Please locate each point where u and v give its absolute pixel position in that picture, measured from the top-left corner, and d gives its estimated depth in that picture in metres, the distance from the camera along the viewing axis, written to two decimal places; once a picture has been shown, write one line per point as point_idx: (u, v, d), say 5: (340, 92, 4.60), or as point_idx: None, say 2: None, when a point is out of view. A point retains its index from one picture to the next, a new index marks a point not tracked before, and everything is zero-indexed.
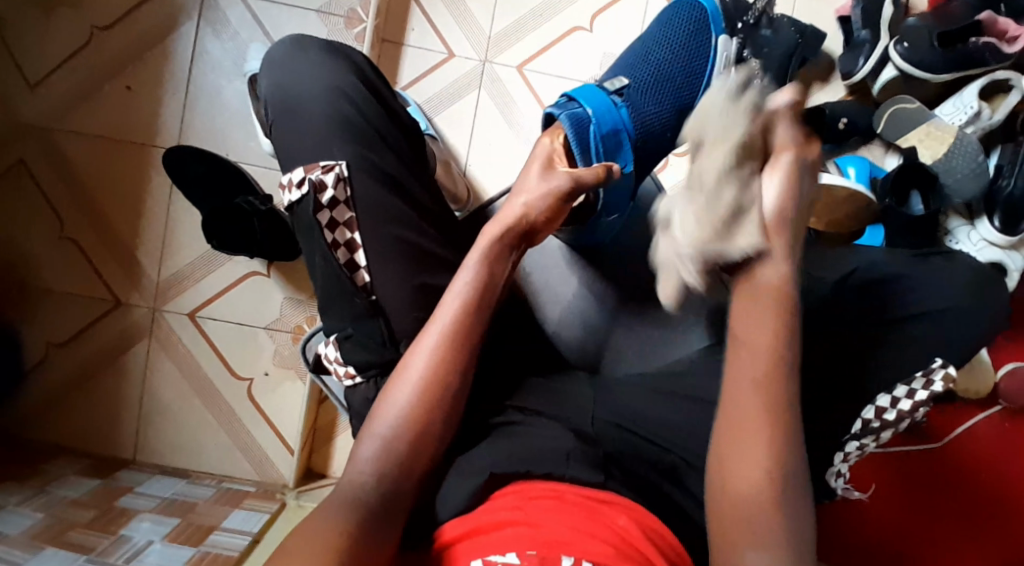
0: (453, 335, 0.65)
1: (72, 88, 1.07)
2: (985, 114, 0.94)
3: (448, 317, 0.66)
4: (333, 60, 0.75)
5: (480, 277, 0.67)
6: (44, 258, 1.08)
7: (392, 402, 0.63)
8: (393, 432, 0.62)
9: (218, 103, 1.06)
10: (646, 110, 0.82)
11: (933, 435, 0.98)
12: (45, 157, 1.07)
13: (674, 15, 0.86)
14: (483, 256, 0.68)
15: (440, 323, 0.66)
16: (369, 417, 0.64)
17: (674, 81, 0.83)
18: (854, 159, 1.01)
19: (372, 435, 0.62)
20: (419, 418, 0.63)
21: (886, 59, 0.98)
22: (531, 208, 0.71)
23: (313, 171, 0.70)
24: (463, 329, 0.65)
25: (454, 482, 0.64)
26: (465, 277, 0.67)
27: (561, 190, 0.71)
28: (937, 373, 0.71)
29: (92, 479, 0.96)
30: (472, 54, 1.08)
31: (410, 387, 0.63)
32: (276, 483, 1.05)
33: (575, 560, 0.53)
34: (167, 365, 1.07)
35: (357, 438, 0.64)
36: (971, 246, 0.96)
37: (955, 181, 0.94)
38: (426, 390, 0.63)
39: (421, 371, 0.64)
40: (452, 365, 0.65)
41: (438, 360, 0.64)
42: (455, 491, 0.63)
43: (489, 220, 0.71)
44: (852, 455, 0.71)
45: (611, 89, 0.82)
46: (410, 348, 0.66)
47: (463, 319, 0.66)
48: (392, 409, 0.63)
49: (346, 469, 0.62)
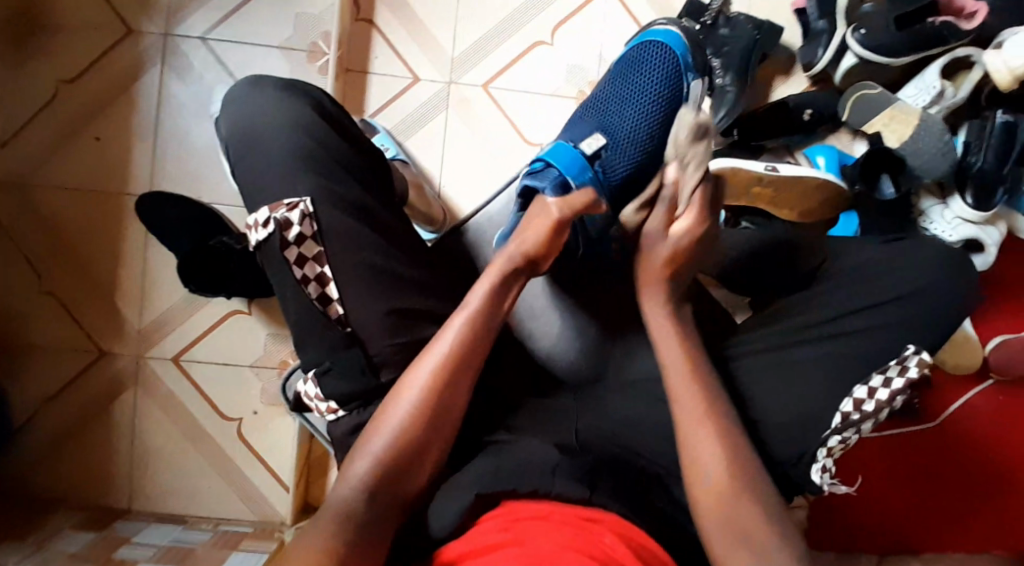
0: (446, 366, 0.65)
1: (41, 144, 1.08)
2: (948, 92, 0.94)
3: (442, 351, 0.65)
4: (290, 96, 0.76)
5: (482, 305, 0.68)
6: (27, 314, 1.08)
7: (388, 421, 0.63)
8: (386, 453, 0.61)
9: (188, 146, 1.07)
10: (616, 169, 0.80)
11: (928, 416, 0.98)
12: (18, 212, 1.08)
13: (642, 53, 0.81)
14: (489, 287, 0.70)
15: (440, 346, 0.66)
16: (364, 434, 0.64)
17: (655, 131, 0.80)
18: (823, 148, 1.01)
19: (365, 454, 0.62)
20: (406, 445, 0.62)
21: (846, 48, 0.98)
22: (530, 244, 0.72)
23: (279, 210, 0.70)
24: (463, 352, 0.66)
25: (444, 497, 0.63)
26: (469, 306, 0.68)
27: (560, 224, 0.72)
28: (911, 360, 0.69)
29: (89, 532, 0.96)
30: (437, 76, 1.08)
31: (400, 413, 0.63)
32: (274, 521, 1.05)
33: None
34: (153, 411, 1.07)
35: (350, 455, 0.63)
36: (945, 228, 0.96)
37: (923, 161, 0.93)
38: (420, 417, 0.63)
39: (419, 390, 0.64)
40: (450, 391, 0.65)
41: (432, 386, 0.64)
42: (444, 507, 0.62)
43: (496, 251, 0.73)
44: (834, 451, 0.69)
45: (587, 151, 0.78)
46: (405, 373, 0.66)
47: (464, 344, 0.66)
48: (386, 429, 0.63)
49: (338, 484, 0.61)
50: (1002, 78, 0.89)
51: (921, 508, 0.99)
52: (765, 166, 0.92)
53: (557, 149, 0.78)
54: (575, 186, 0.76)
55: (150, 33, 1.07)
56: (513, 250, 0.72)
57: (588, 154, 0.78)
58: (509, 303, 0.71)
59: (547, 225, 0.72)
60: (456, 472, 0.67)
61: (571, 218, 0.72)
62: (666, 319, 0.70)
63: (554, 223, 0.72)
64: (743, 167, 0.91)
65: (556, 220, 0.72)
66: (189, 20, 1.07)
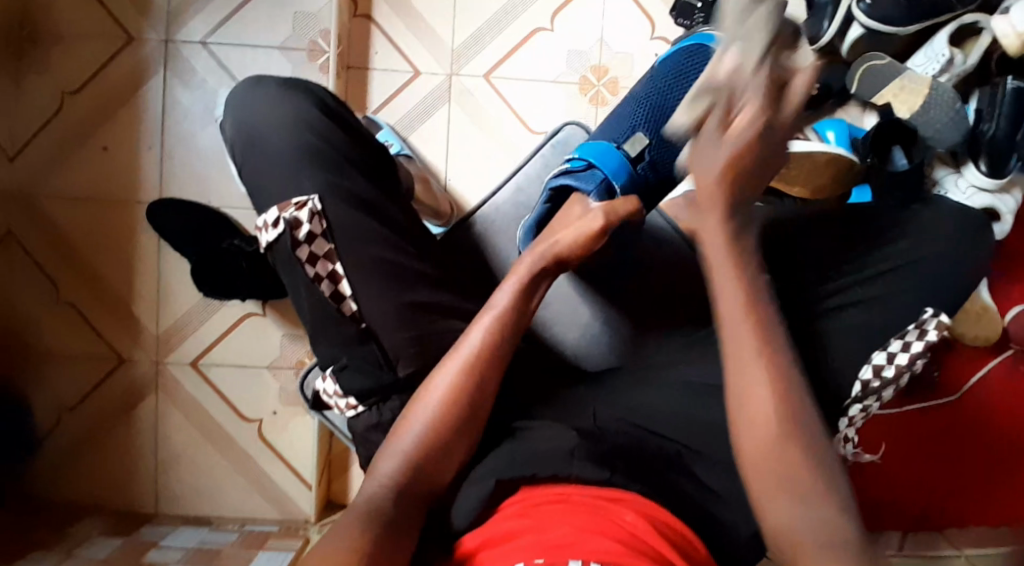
0: (471, 366, 0.64)
1: (49, 155, 1.09)
2: (958, 60, 0.92)
3: (469, 350, 0.65)
4: (291, 95, 0.75)
5: (506, 312, 0.67)
6: (45, 324, 1.09)
7: (409, 427, 0.63)
8: (411, 451, 0.62)
9: (194, 151, 1.07)
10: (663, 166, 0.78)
11: (950, 389, 0.97)
12: (31, 224, 1.09)
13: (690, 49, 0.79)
14: (515, 292, 0.68)
15: (463, 352, 0.65)
16: (388, 438, 0.64)
17: None
18: (832, 122, 0.98)
19: (391, 453, 0.62)
20: (428, 450, 0.62)
21: (852, 18, 0.96)
22: (562, 248, 0.70)
23: (287, 210, 0.70)
24: (487, 358, 0.65)
25: (470, 489, 0.63)
26: (493, 311, 0.67)
27: (596, 230, 0.70)
28: (929, 323, 0.72)
29: (117, 537, 0.97)
30: (438, 69, 1.08)
31: (427, 412, 0.63)
32: (297, 519, 1.07)
33: (583, 561, 0.50)
34: (174, 415, 1.08)
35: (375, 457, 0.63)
36: (961, 195, 0.95)
37: (936, 130, 0.92)
38: (446, 415, 0.63)
39: (440, 397, 0.64)
40: (473, 396, 0.64)
41: (454, 391, 0.64)
42: (465, 499, 0.62)
43: (526, 250, 0.72)
44: (856, 418, 0.73)
45: (632, 152, 0.77)
46: (428, 377, 0.66)
47: (487, 350, 0.65)
48: (409, 433, 0.63)
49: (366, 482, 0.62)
50: (1010, 43, 0.87)
51: (943, 479, 0.98)
52: None
53: (597, 148, 0.76)
54: (619, 191, 0.75)
55: (150, 39, 1.08)
56: (547, 254, 0.70)
57: (631, 156, 0.77)
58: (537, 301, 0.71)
59: (581, 231, 0.70)
60: (479, 462, 0.66)
61: (614, 225, 0.71)
62: (727, 258, 0.61)
63: (589, 228, 0.70)
64: None
65: (591, 226, 0.70)
66: (188, 25, 1.07)
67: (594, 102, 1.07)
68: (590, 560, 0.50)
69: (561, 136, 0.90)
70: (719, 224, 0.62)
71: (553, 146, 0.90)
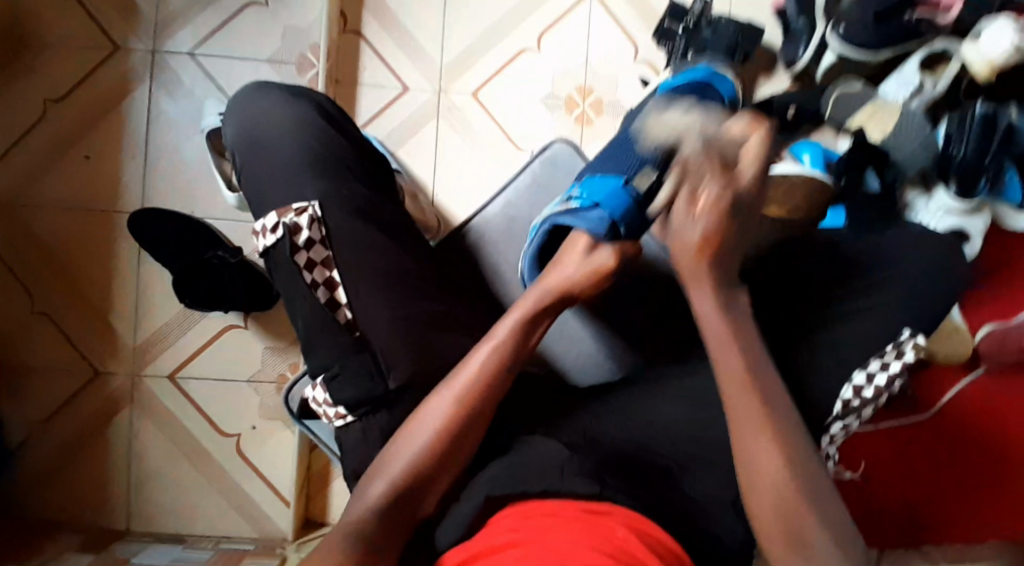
0: (468, 397, 0.64)
1: (29, 162, 1.07)
2: (927, 87, 0.96)
3: (468, 380, 0.64)
4: (295, 101, 0.79)
5: (505, 345, 0.66)
6: (16, 336, 1.06)
7: (401, 452, 0.62)
8: (400, 474, 0.61)
9: (179, 162, 1.07)
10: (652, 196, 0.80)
11: (924, 405, 1.00)
12: (8, 233, 1.07)
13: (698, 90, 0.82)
14: (515, 327, 0.67)
15: (457, 384, 0.64)
16: (379, 459, 0.63)
17: None
18: (807, 145, 0.99)
19: (385, 475, 0.61)
20: (419, 473, 0.61)
21: (826, 45, 1.01)
22: (572, 284, 0.70)
23: (287, 214, 0.72)
24: (482, 390, 0.64)
25: (456, 510, 0.63)
26: (492, 344, 0.66)
27: (604, 269, 0.71)
28: (906, 344, 0.74)
29: (87, 555, 0.94)
30: (426, 86, 1.09)
31: (421, 439, 0.62)
32: (274, 537, 1.04)
33: None
34: (150, 430, 1.06)
35: (366, 477, 0.63)
36: (931, 219, 0.98)
37: (906, 156, 0.96)
38: (441, 440, 0.62)
39: (434, 427, 0.63)
40: (467, 427, 0.63)
41: (447, 422, 0.63)
42: (453, 517, 0.63)
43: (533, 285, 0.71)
44: (838, 436, 0.74)
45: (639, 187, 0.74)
46: (421, 404, 0.65)
47: (483, 382, 0.64)
48: (401, 460, 0.62)
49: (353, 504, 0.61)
50: (982, 68, 0.91)
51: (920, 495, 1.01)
52: None
53: (604, 186, 0.74)
54: (625, 228, 0.73)
55: (137, 49, 1.07)
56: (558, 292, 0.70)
57: (640, 191, 0.74)
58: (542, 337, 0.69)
59: (583, 265, 0.71)
60: (471, 477, 0.66)
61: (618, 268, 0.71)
62: (724, 326, 0.62)
63: (591, 264, 0.71)
64: None
65: (593, 262, 0.71)
66: (176, 36, 1.07)
67: (580, 121, 1.09)
68: None
69: (553, 154, 0.91)
70: (712, 282, 0.64)
71: (544, 162, 0.92)
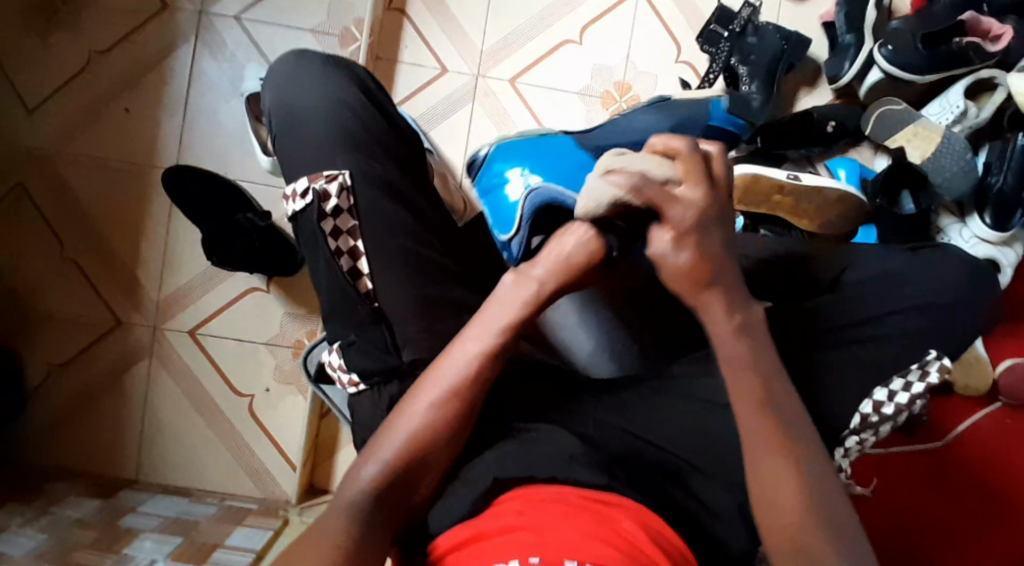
0: (457, 390, 0.64)
1: (69, 112, 1.09)
2: (971, 112, 0.95)
3: (453, 374, 0.64)
4: (334, 72, 0.80)
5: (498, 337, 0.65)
6: (45, 279, 1.09)
7: (392, 438, 0.62)
8: (391, 460, 0.61)
9: (216, 124, 1.08)
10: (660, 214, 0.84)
11: (936, 434, 0.98)
12: (44, 180, 1.09)
13: None
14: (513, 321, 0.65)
15: (448, 375, 0.64)
16: (370, 442, 0.64)
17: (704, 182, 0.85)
18: (844, 160, 1.01)
19: (373, 458, 0.62)
20: (413, 458, 0.62)
21: (872, 62, 0.99)
22: (543, 287, 0.65)
23: (317, 181, 0.73)
24: (470, 382, 0.64)
25: (448, 501, 0.64)
26: (482, 334, 0.65)
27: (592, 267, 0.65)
28: (932, 365, 0.73)
29: (93, 499, 0.97)
30: (465, 68, 1.10)
31: (410, 428, 0.62)
32: (278, 499, 1.06)
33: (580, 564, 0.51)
34: (166, 382, 1.08)
35: (359, 459, 0.63)
36: (963, 244, 0.97)
37: (945, 179, 0.95)
38: (429, 431, 0.63)
39: (422, 417, 0.63)
40: (455, 417, 0.63)
41: (437, 413, 0.63)
42: (452, 504, 0.63)
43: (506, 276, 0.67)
44: (852, 451, 0.74)
45: None
46: (410, 392, 0.65)
47: (473, 374, 0.64)
48: (389, 447, 0.62)
49: (345, 481, 0.61)
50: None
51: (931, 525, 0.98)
52: (787, 174, 0.91)
53: None
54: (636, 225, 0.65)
55: (185, 9, 1.09)
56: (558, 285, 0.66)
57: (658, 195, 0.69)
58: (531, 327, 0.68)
59: (553, 262, 0.65)
60: (465, 466, 0.67)
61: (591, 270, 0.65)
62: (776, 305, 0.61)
63: (563, 262, 0.65)
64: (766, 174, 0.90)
65: (568, 259, 0.64)
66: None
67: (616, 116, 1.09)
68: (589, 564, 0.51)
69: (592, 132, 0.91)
70: (716, 295, 0.60)
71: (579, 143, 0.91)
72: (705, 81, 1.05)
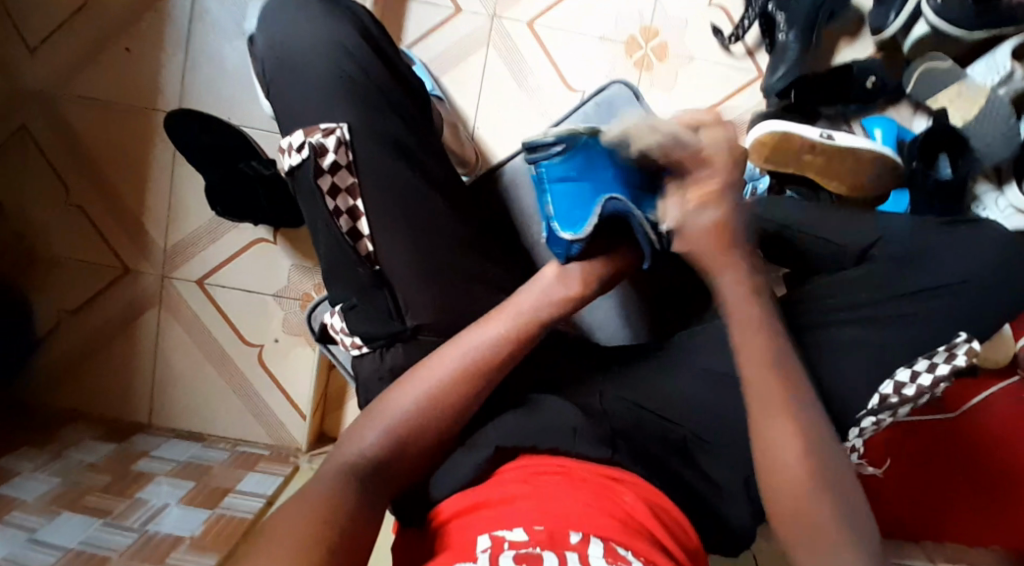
0: (474, 363, 0.62)
1: (68, 50, 1.04)
2: (1017, 75, 0.87)
3: (474, 347, 0.63)
4: (332, 13, 0.75)
5: (518, 319, 0.65)
6: (53, 224, 1.07)
7: (400, 400, 0.60)
8: (398, 424, 0.59)
9: (218, 65, 1.03)
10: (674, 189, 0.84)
11: (948, 406, 0.91)
12: (46, 120, 1.06)
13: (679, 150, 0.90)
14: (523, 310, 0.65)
15: (466, 344, 0.63)
16: (377, 403, 0.61)
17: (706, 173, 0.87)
18: (882, 119, 0.95)
19: (377, 421, 0.59)
20: (422, 425, 0.60)
21: (919, 14, 0.91)
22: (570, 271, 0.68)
23: (314, 135, 0.69)
24: (490, 361, 0.63)
25: (451, 466, 0.62)
26: (508, 315, 0.66)
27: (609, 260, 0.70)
28: (960, 347, 0.70)
29: (109, 443, 0.99)
30: (480, 9, 1.03)
31: (424, 388, 0.61)
32: (289, 446, 1.07)
33: (583, 534, 0.51)
34: (176, 331, 1.08)
35: (362, 419, 0.61)
36: (998, 214, 0.89)
37: (986, 144, 0.87)
38: (441, 397, 0.61)
39: (436, 383, 0.61)
40: (470, 389, 0.62)
41: (451, 380, 0.61)
42: (452, 470, 0.62)
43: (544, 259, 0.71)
44: (867, 430, 0.70)
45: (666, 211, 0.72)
46: (425, 358, 0.64)
47: (491, 348, 0.63)
48: (398, 408, 0.60)
49: (344, 442, 0.59)
50: None
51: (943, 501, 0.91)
52: (821, 132, 0.86)
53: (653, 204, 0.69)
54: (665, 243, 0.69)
55: None
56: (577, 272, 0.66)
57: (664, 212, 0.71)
58: (556, 313, 0.67)
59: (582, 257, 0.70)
60: (472, 432, 0.65)
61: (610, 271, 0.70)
62: None
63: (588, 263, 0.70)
64: (797, 132, 0.86)
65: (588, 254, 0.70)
66: None
67: (640, 65, 1.02)
68: (591, 534, 0.52)
69: (611, 94, 0.89)
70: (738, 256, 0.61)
71: (598, 104, 0.89)
72: (739, 28, 0.98)
